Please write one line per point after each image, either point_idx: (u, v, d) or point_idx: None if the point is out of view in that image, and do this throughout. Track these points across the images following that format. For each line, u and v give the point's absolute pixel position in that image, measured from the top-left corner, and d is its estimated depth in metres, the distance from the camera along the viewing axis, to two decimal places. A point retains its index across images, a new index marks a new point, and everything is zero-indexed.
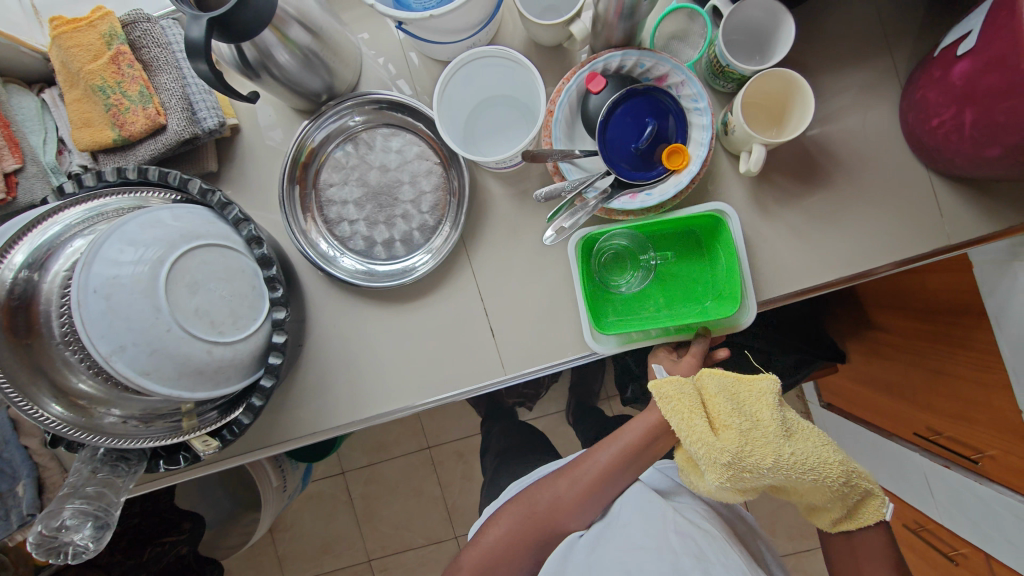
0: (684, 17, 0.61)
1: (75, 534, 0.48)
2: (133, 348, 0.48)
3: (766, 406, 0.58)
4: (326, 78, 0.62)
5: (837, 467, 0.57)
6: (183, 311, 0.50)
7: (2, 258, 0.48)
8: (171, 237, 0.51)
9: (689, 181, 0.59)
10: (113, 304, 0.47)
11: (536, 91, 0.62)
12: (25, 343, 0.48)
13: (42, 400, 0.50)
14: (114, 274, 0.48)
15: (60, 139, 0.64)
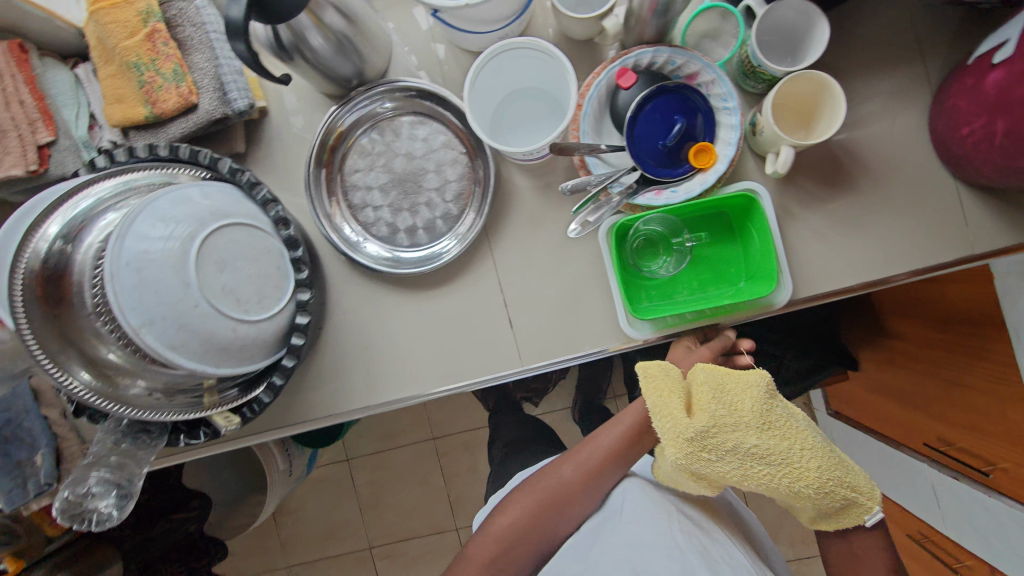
0: (716, 16, 0.61)
1: (100, 501, 0.49)
2: (163, 322, 0.48)
3: (746, 399, 0.58)
4: (356, 64, 0.63)
5: (807, 472, 0.57)
6: (211, 288, 0.51)
7: (37, 229, 0.49)
8: (200, 214, 0.52)
9: (715, 180, 0.59)
10: (144, 277, 0.48)
11: (566, 85, 0.62)
12: (57, 312, 0.48)
13: (71, 368, 0.50)
14: (145, 248, 0.48)
15: (92, 114, 0.65)
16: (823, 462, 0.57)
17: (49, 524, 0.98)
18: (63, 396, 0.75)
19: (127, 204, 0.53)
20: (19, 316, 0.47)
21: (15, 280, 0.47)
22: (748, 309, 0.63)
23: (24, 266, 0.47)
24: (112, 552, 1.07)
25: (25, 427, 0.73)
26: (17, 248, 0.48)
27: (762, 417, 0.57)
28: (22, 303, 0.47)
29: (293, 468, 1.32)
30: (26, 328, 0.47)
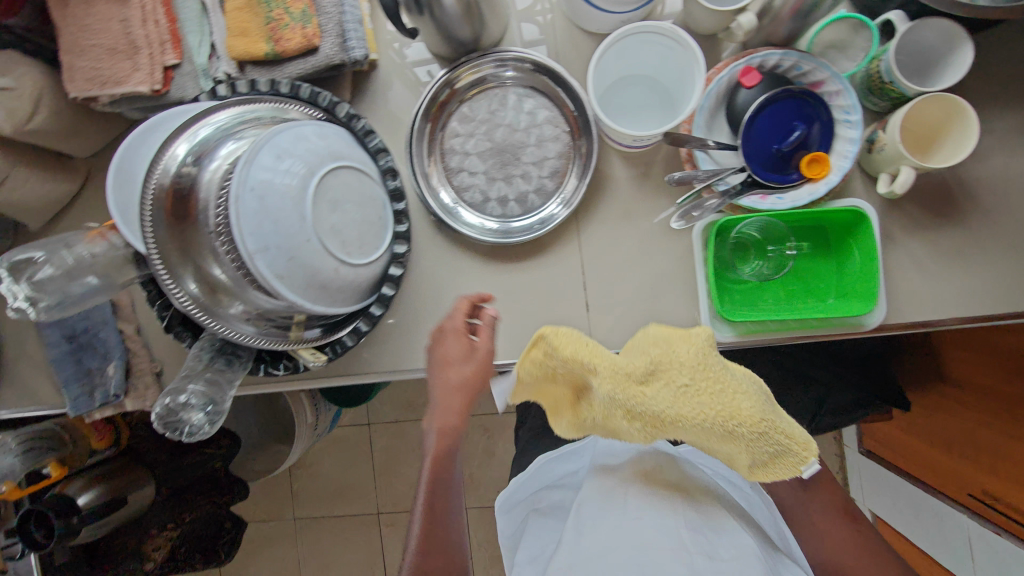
0: (847, 29, 0.59)
1: (194, 413, 0.50)
2: (276, 252, 0.49)
3: (666, 351, 0.55)
4: (478, 28, 0.63)
5: (739, 408, 0.52)
6: (323, 227, 0.51)
7: (168, 148, 0.51)
8: (320, 154, 0.53)
9: (825, 192, 0.58)
10: (265, 205, 0.49)
11: (683, 77, 0.62)
12: (179, 225, 0.50)
13: (181, 279, 0.52)
14: (270, 178, 0.49)
15: (212, 45, 0.66)
16: (751, 400, 0.53)
17: (96, 437, 1.02)
18: (139, 314, 0.77)
19: (250, 134, 0.54)
20: (146, 221, 0.49)
21: (148, 191, 0.49)
22: (836, 326, 0.62)
23: (155, 181, 0.50)
24: (144, 475, 1.08)
25: (101, 337, 0.76)
26: (151, 164, 0.50)
27: (699, 361, 0.53)
28: (152, 212, 0.49)
29: (319, 421, 1.34)
30: (150, 235, 0.49)
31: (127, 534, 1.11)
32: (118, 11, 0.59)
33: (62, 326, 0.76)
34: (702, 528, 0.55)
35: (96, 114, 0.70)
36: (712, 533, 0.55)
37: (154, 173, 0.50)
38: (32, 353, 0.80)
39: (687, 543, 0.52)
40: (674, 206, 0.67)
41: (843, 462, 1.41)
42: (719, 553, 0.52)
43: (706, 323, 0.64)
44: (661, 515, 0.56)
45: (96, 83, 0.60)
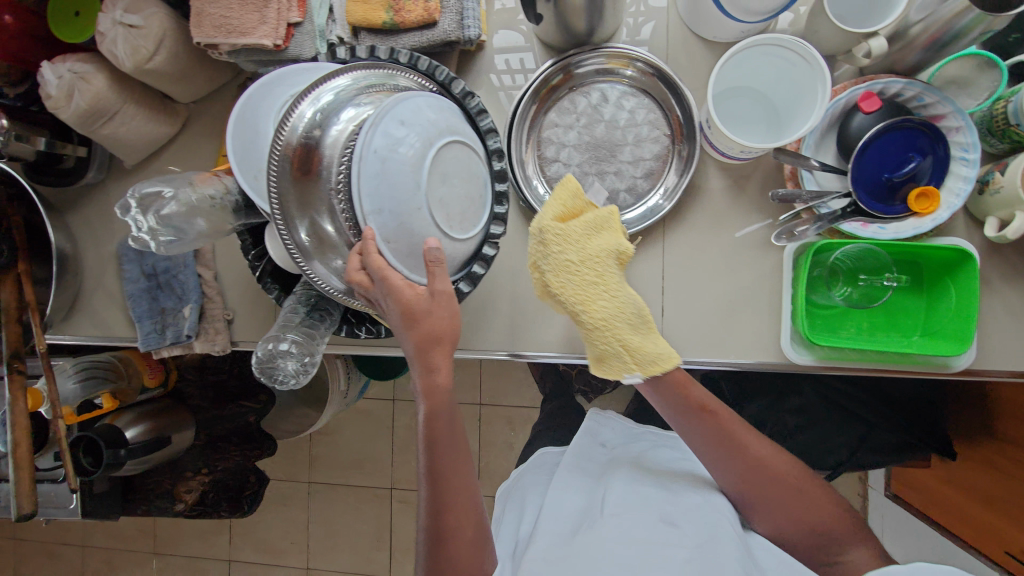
0: (972, 67, 0.57)
1: (291, 359, 0.53)
2: (390, 220, 0.49)
3: (602, 246, 0.61)
4: (595, 23, 0.63)
5: (593, 303, 0.59)
6: (434, 198, 0.51)
7: (295, 108, 0.50)
8: (440, 124, 0.52)
9: (931, 227, 0.58)
10: (385, 169, 0.48)
11: (797, 97, 0.60)
12: (302, 178, 0.50)
13: (292, 227, 0.51)
14: (393, 144, 0.48)
15: (331, 7, 0.66)
16: (618, 307, 0.59)
17: (148, 374, 1.04)
18: (217, 260, 0.78)
19: (372, 99, 0.53)
20: (273, 173, 0.49)
21: (277, 144, 0.49)
22: (919, 365, 0.61)
23: (284, 138, 0.49)
24: (188, 418, 1.12)
25: (179, 278, 0.77)
26: (282, 121, 0.49)
27: (599, 258, 0.60)
28: (278, 164, 0.49)
29: (351, 390, 1.34)
30: (275, 185, 0.49)
31: (163, 474, 1.15)
32: None
33: (144, 262, 0.78)
34: (679, 520, 0.58)
35: (207, 62, 0.72)
36: (687, 521, 0.57)
37: (283, 130, 0.50)
38: (109, 285, 0.82)
39: (665, 538, 0.55)
40: (764, 223, 0.66)
41: (865, 503, 1.39)
42: (697, 540, 0.55)
43: (786, 344, 0.64)
44: (636, 510, 0.59)
45: (222, 32, 0.61)
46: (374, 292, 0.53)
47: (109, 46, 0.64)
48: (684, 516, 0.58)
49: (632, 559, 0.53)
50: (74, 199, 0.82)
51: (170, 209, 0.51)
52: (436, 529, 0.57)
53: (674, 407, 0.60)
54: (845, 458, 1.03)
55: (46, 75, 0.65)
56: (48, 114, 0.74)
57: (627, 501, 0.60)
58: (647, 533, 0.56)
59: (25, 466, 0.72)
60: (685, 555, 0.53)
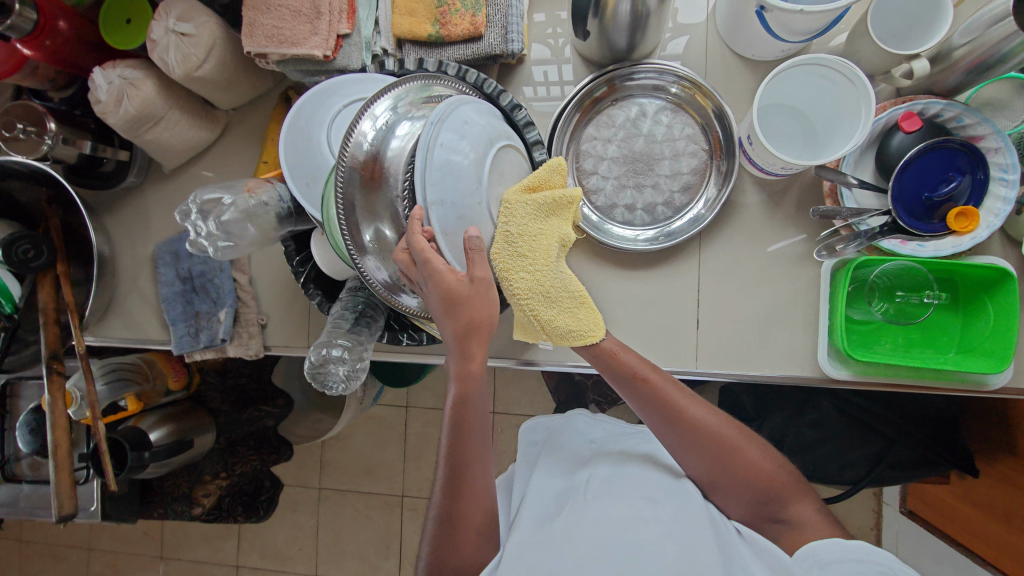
0: (1010, 89, 0.57)
1: (343, 367, 0.54)
2: (454, 215, 0.49)
3: (551, 227, 0.53)
4: (638, 41, 0.64)
5: (521, 297, 0.53)
6: (493, 197, 0.52)
7: (356, 126, 0.50)
8: (496, 129, 0.54)
9: (970, 246, 0.58)
10: (451, 163, 0.48)
11: (837, 115, 0.62)
12: (369, 190, 0.50)
13: (357, 237, 0.52)
14: (459, 141, 0.49)
15: (377, 20, 0.67)
16: (548, 307, 0.55)
17: (172, 377, 1.04)
18: (252, 265, 0.79)
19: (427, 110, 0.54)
20: (341, 181, 0.49)
21: (346, 159, 0.49)
22: (955, 381, 0.61)
23: (349, 155, 0.49)
24: (208, 420, 1.12)
25: (214, 283, 0.78)
26: (346, 137, 0.49)
27: (543, 256, 0.53)
28: (344, 175, 0.49)
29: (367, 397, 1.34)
30: (344, 197, 0.50)
31: (180, 477, 1.15)
32: None
33: (179, 266, 0.79)
34: (660, 499, 0.57)
35: (251, 70, 0.73)
36: (669, 501, 0.57)
37: (349, 143, 0.50)
38: (143, 288, 0.83)
39: (644, 516, 0.54)
40: (802, 238, 0.67)
41: (879, 520, 1.39)
42: (678, 519, 0.54)
43: (825, 358, 0.64)
44: (617, 490, 0.58)
45: (274, 42, 0.63)
46: (415, 276, 0.51)
47: (160, 53, 0.65)
48: (665, 494, 0.57)
49: (610, 536, 0.52)
50: (112, 202, 0.83)
51: (228, 215, 0.53)
52: (450, 513, 0.56)
53: (660, 413, 0.59)
54: (865, 473, 1.03)
55: (97, 80, 0.66)
56: (93, 118, 0.75)
57: (608, 482, 0.59)
58: (627, 512, 0.55)
59: (64, 467, 0.76)
60: (665, 532, 0.52)
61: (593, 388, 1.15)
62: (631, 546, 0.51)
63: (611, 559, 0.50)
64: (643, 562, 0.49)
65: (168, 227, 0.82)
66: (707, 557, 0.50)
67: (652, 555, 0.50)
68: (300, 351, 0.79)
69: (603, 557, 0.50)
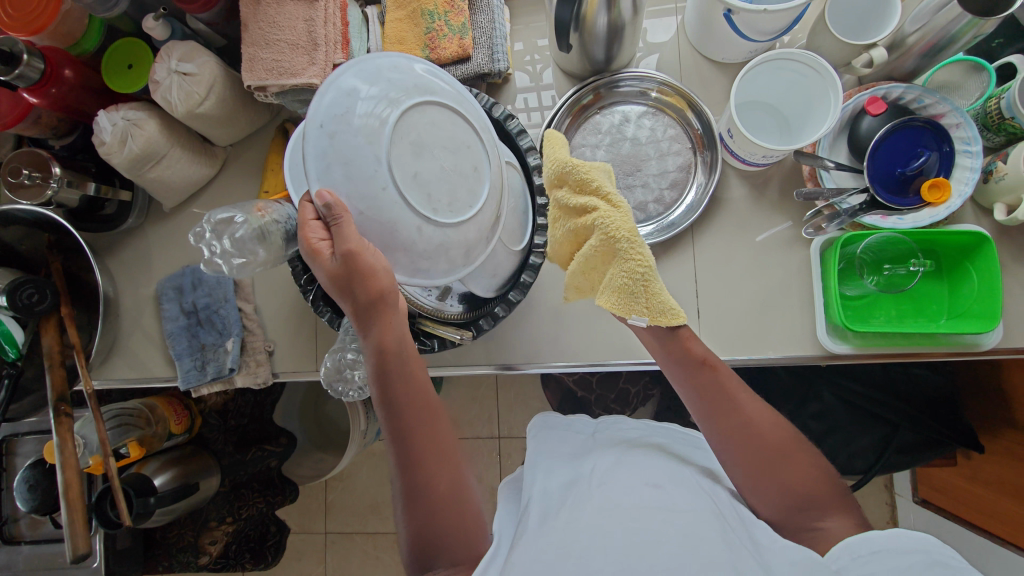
0: (962, 71, 0.64)
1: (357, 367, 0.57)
2: (358, 207, 0.47)
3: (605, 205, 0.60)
4: (615, 52, 0.69)
5: (639, 248, 0.56)
6: (405, 172, 0.45)
7: None
8: (406, 87, 0.47)
9: (946, 216, 0.61)
10: (334, 140, 0.45)
11: (807, 107, 0.66)
12: None
13: None
14: (342, 113, 0.45)
15: (368, 50, 0.72)
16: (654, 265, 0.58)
17: (174, 420, 1.02)
18: (257, 294, 0.80)
19: None
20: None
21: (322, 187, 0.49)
22: (947, 346, 0.64)
23: None
24: (213, 463, 1.09)
25: (219, 314, 0.78)
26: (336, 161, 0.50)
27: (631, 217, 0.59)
28: None
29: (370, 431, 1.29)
30: None
31: (185, 527, 1.12)
32: (304, 12, 0.66)
33: (184, 300, 0.80)
34: (663, 485, 0.58)
35: (250, 106, 0.76)
36: (673, 487, 0.58)
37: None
38: (146, 326, 0.83)
39: (646, 501, 0.56)
40: (790, 223, 0.70)
41: (894, 513, 1.38)
42: (679, 504, 0.55)
43: (824, 336, 0.66)
44: (622, 477, 0.59)
45: (274, 74, 0.66)
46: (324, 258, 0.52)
47: (163, 93, 0.68)
48: (669, 480, 0.59)
49: (612, 518, 0.53)
50: (113, 244, 0.84)
51: (242, 232, 0.54)
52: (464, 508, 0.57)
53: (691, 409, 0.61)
54: (874, 460, 1.04)
55: (102, 122, 0.69)
56: (94, 162, 0.77)
57: (614, 469, 0.60)
58: (630, 496, 0.56)
59: (77, 508, 0.72)
60: (665, 514, 0.54)
61: (598, 401, 1.16)
62: (631, 525, 0.52)
63: (612, 540, 0.51)
64: (644, 541, 0.50)
65: (171, 264, 0.83)
66: (707, 540, 0.50)
67: (651, 533, 0.51)
68: (309, 375, 0.80)
69: (604, 537, 0.51)
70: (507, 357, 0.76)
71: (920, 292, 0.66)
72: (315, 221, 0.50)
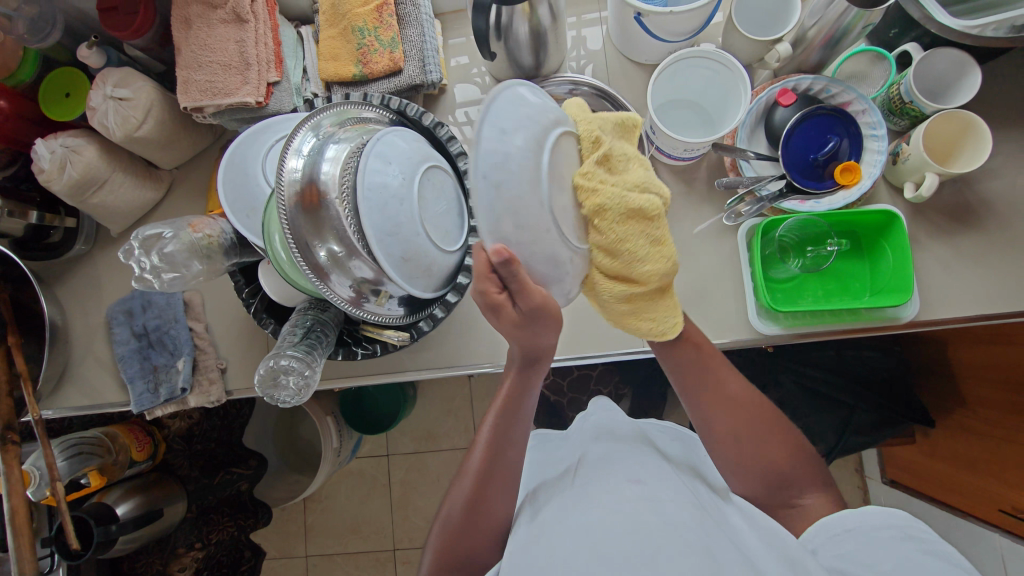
0: (866, 61, 0.69)
1: (291, 376, 0.57)
2: (523, 255, 0.45)
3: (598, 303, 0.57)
4: (540, 58, 0.72)
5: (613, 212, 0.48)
6: (558, 207, 0.44)
7: (283, 162, 0.54)
8: (544, 120, 0.45)
9: (859, 197, 0.64)
10: (505, 195, 0.42)
11: (727, 99, 0.70)
12: (309, 211, 0.53)
13: (309, 251, 0.54)
14: (506, 159, 0.42)
15: (304, 68, 0.75)
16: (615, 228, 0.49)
17: (136, 447, 1.01)
18: (208, 313, 0.81)
19: (348, 136, 0.59)
20: (284, 212, 0.52)
21: (280, 201, 0.53)
22: (873, 321, 0.67)
23: (283, 194, 0.53)
24: (177, 491, 1.09)
25: (170, 334, 0.79)
26: (277, 176, 0.53)
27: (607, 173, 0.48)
28: (285, 212, 0.53)
29: (343, 448, 1.24)
30: (289, 226, 0.53)
31: (152, 555, 1.10)
32: (234, 33, 0.68)
33: (134, 323, 0.80)
34: (646, 480, 0.56)
35: (190, 128, 0.78)
36: (656, 481, 0.56)
37: (284, 176, 0.54)
38: (98, 351, 0.82)
39: (628, 495, 0.54)
40: (719, 214, 0.73)
41: (867, 495, 1.39)
42: (664, 495, 0.54)
43: (756, 320, 0.69)
44: (604, 473, 0.58)
45: (208, 94, 0.68)
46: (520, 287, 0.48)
47: (100, 119, 0.69)
48: (650, 473, 0.57)
49: (598, 516, 0.52)
50: (60, 271, 0.84)
51: (170, 247, 0.57)
52: None
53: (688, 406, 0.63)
54: (835, 442, 1.06)
55: (40, 151, 0.69)
56: (39, 190, 0.78)
57: (597, 467, 0.59)
58: (611, 493, 0.55)
59: (26, 532, 0.71)
60: (649, 508, 0.52)
61: (571, 404, 1.17)
62: (615, 522, 0.51)
63: (603, 538, 0.49)
64: (634, 538, 0.49)
65: (120, 289, 0.83)
66: (691, 530, 0.50)
67: (636, 527, 0.50)
68: None
69: (593, 534, 0.50)
70: (457, 361, 0.77)
71: (842, 274, 0.69)
72: (498, 290, 0.50)
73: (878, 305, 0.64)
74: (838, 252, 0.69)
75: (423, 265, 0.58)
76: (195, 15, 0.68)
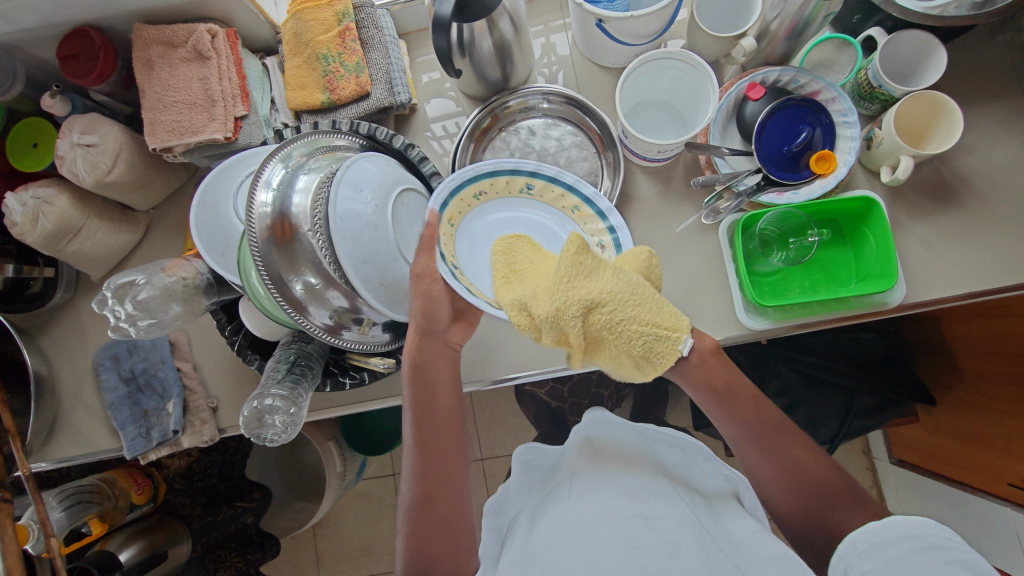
0: (833, 48, 0.69)
1: (276, 415, 0.57)
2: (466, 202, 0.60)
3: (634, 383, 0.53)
4: (507, 72, 0.71)
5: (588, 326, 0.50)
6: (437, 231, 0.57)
7: (253, 196, 0.53)
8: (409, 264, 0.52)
9: (836, 185, 0.63)
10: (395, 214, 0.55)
11: (698, 101, 0.70)
12: (284, 244, 0.53)
13: (285, 285, 0.53)
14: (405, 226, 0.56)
15: (272, 99, 0.74)
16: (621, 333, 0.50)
17: (135, 490, 1.00)
18: (195, 351, 0.80)
19: (317, 165, 0.58)
20: (256, 248, 0.52)
21: (253, 235, 0.52)
22: (862, 307, 0.67)
23: (255, 228, 0.53)
24: (181, 530, 1.08)
25: (158, 376, 0.78)
26: (247, 212, 0.53)
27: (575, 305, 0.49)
28: (258, 247, 0.53)
29: (347, 472, 1.23)
30: (262, 261, 0.52)
31: None
32: (198, 71, 0.68)
33: (121, 368, 0.79)
34: (641, 495, 0.56)
35: (163, 167, 0.77)
36: (651, 496, 0.56)
37: (255, 211, 0.53)
38: (87, 400, 0.81)
39: (624, 511, 0.54)
40: (698, 211, 0.72)
41: (876, 477, 1.38)
42: (656, 511, 0.54)
43: (745, 315, 0.69)
44: (599, 489, 0.57)
45: (176, 134, 0.67)
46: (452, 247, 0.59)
47: (69, 167, 0.69)
48: (643, 488, 0.57)
49: (594, 533, 0.52)
50: (43, 322, 0.83)
51: (144, 294, 0.58)
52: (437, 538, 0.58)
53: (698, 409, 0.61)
54: (838, 428, 1.05)
55: (10, 204, 0.69)
56: (15, 243, 0.77)
57: (590, 481, 0.59)
58: (605, 508, 0.55)
59: None
60: (644, 525, 0.52)
61: (572, 409, 1.16)
62: (611, 536, 0.51)
63: (598, 556, 0.49)
64: (630, 555, 0.49)
65: (104, 334, 0.82)
66: (686, 547, 0.49)
67: (632, 543, 0.50)
68: None
69: (587, 551, 0.50)
70: None
71: (827, 262, 0.69)
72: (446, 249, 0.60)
73: (864, 292, 0.63)
74: (820, 242, 0.69)
75: (402, 291, 0.57)
76: (156, 56, 0.68)
